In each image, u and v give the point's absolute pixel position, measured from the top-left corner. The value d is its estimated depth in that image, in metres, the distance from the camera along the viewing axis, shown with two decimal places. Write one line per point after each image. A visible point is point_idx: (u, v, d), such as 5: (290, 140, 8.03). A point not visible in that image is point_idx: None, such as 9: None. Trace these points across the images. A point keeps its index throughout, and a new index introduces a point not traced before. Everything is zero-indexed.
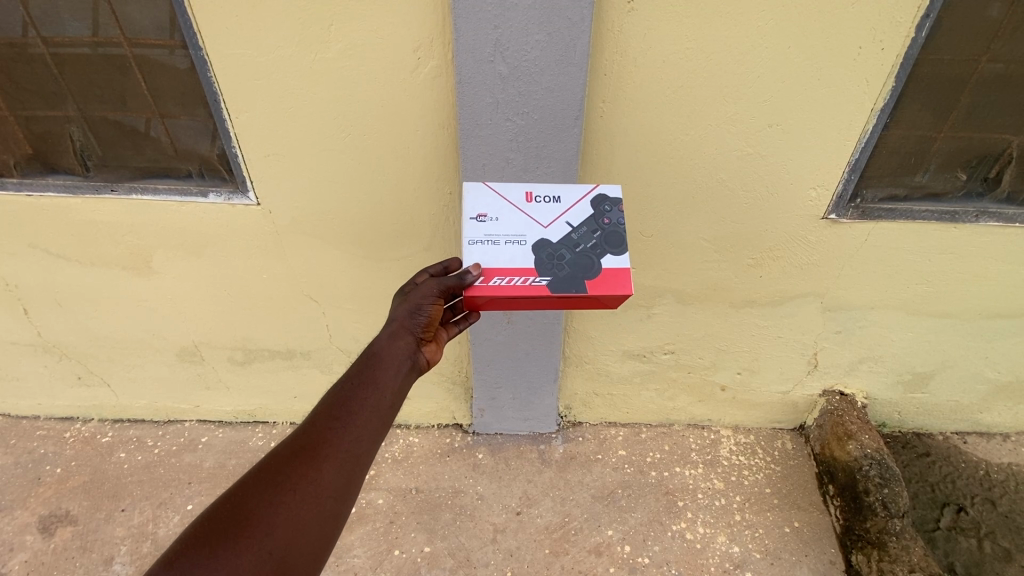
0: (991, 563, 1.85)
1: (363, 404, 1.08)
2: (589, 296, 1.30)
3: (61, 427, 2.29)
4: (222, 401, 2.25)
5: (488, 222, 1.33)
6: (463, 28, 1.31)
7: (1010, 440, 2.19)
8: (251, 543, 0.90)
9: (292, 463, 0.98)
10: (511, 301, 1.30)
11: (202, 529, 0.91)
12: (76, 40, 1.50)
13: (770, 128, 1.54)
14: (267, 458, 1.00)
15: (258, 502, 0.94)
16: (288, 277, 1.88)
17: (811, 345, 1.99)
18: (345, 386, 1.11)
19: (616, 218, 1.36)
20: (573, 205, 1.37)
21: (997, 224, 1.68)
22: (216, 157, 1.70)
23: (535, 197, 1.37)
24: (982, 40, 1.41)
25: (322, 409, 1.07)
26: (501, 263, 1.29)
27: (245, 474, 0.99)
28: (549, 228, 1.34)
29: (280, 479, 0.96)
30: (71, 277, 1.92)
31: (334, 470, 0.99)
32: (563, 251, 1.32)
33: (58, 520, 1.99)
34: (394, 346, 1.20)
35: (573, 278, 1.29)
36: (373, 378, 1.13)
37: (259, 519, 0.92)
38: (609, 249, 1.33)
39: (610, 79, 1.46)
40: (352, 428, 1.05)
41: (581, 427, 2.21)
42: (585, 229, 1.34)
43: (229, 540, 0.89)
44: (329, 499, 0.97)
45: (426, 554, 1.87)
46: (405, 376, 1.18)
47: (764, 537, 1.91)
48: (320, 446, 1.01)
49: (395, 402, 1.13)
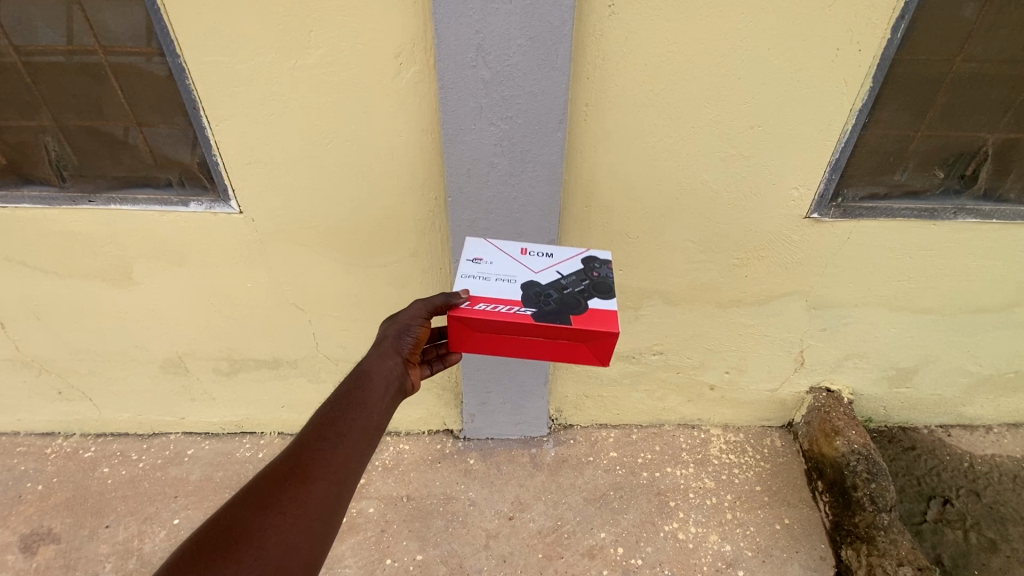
0: (977, 555, 1.88)
1: (352, 424, 1.08)
2: (576, 331, 1.23)
3: (42, 443, 2.24)
4: (207, 412, 2.21)
5: (482, 263, 1.37)
6: (445, 32, 1.30)
7: (993, 431, 2.23)
8: (240, 568, 0.87)
9: (282, 485, 0.97)
10: (499, 336, 1.27)
11: (189, 556, 0.88)
12: (49, 48, 1.47)
13: (752, 129, 1.55)
14: (255, 481, 0.98)
15: (247, 525, 0.92)
16: (273, 286, 1.86)
17: (798, 342, 2.01)
18: (333, 406, 1.11)
19: (606, 273, 1.36)
20: (565, 260, 1.39)
21: (975, 220, 1.71)
22: (196, 165, 1.67)
23: (529, 252, 1.42)
24: (955, 40, 1.44)
25: (310, 431, 1.06)
26: (488, 292, 1.28)
27: (233, 498, 0.97)
28: (539, 273, 1.35)
29: (269, 501, 0.95)
30: (49, 289, 1.88)
31: (323, 491, 0.98)
32: (550, 290, 1.30)
33: (40, 538, 1.95)
34: (383, 364, 1.20)
35: (560, 312, 1.25)
36: (362, 397, 1.13)
37: (247, 544, 0.90)
38: (597, 294, 1.31)
39: (593, 83, 1.46)
40: (341, 448, 1.04)
41: (572, 430, 2.21)
42: (575, 278, 1.34)
43: (218, 565, 0.87)
44: (318, 521, 0.96)
45: (418, 562, 1.85)
46: (393, 395, 1.18)
47: (755, 535, 1.92)
48: (310, 467, 1.00)
49: (383, 421, 1.13)
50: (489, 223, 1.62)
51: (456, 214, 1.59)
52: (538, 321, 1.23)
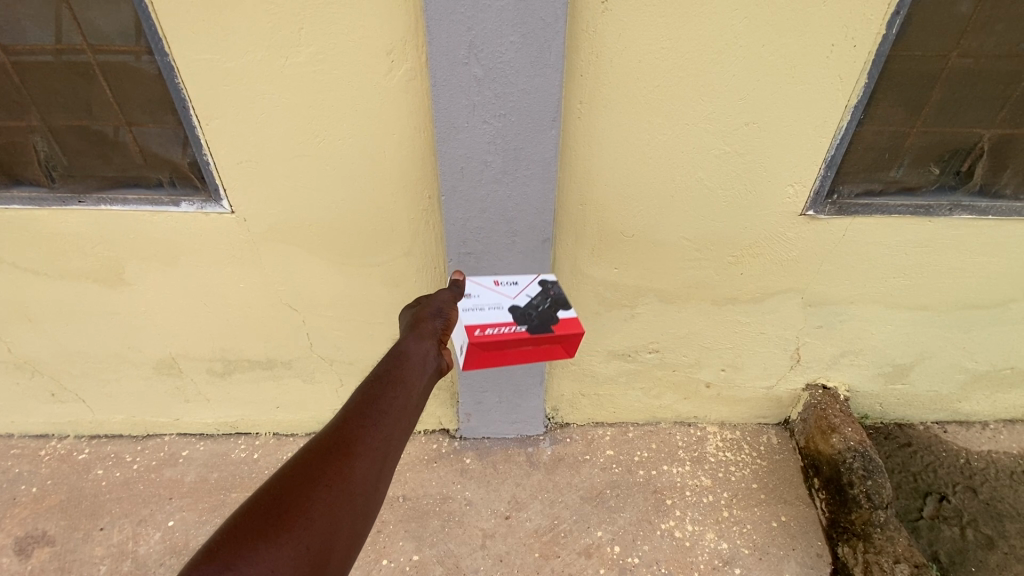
0: (973, 551, 1.88)
1: (393, 402, 1.06)
2: (559, 336, 1.45)
3: (35, 445, 2.23)
4: (202, 413, 2.20)
5: (471, 298, 1.54)
6: (436, 29, 1.29)
7: (989, 428, 2.23)
8: (290, 538, 0.83)
9: (327, 457, 0.94)
10: (496, 354, 1.43)
11: (236, 524, 0.83)
12: (37, 47, 1.45)
13: (747, 126, 1.54)
14: (299, 452, 0.94)
15: (297, 495, 0.88)
16: (266, 286, 1.85)
17: (793, 340, 2.00)
18: (373, 384, 1.09)
19: (561, 289, 1.63)
20: (528, 284, 1.64)
21: (970, 217, 1.70)
22: (187, 164, 1.65)
23: (500, 283, 1.63)
24: (951, 35, 1.43)
25: (352, 406, 1.03)
26: (485, 319, 1.45)
27: (276, 469, 0.92)
28: (516, 298, 1.57)
29: (315, 473, 0.91)
30: (40, 291, 1.87)
31: (367, 467, 0.95)
32: (532, 310, 1.52)
33: (35, 541, 1.94)
34: (420, 345, 1.21)
35: (544, 324, 1.47)
36: (401, 376, 1.12)
37: (297, 514, 0.85)
38: (563, 306, 1.56)
39: (586, 80, 1.45)
40: (383, 425, 1.02)
41: (569, 429, 2.20)
42: (542, 297, 1.58)
43: (268, 534, 0.82)
44: (361, 498, 0.93)
45: (414, 563, 1.85)
46: (429, 376, 1.18)
47: (751, 533, 1.92)
48: (353, 442, 0.97)
49: (420, 401, 1.11)
50: (483, 222, 1.60)
51: (449, 213, 1.58)
52: (533, 337, 1.43)
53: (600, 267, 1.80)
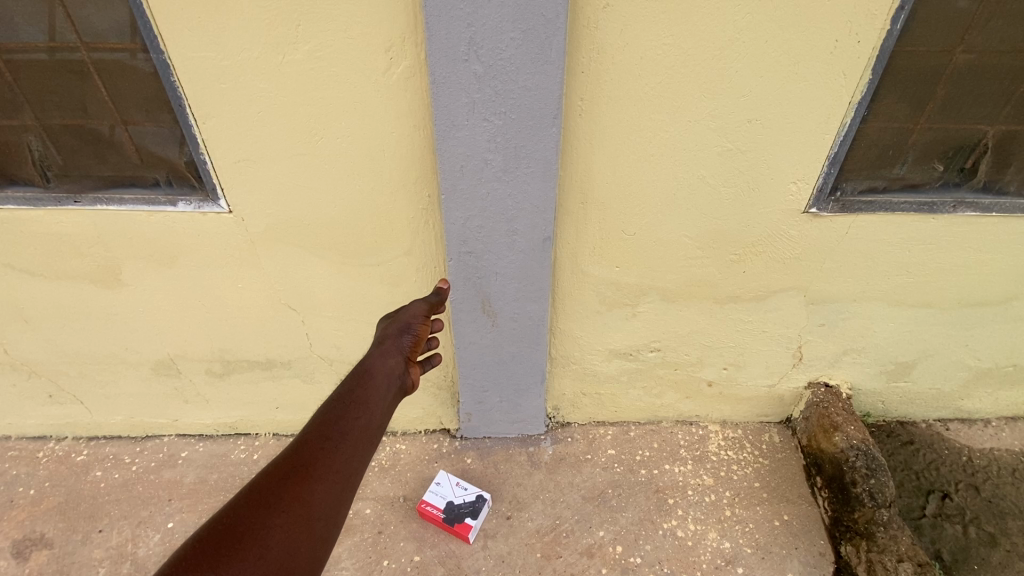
0: (975, 549, 1.89)
1: (353, 425, 1.08)
2: None
3: (33, 447, 2.21)
4: (200, 414, 2.18)
5: None
6: (435, 25, 1.28)
7: (991, 425, 2.23)
8: (244, 566, 0.84)
9: (286, 483, 0.96)
10: None
11: (190, 552, 0.85)
12: (30, 45, 1.43)
13: (750, 122, 1.52)
14: (256, 479, 0.96)
15: (251, 522, 0.90)
16: (265, 286, 1.83)
17: (796, 338, 1.99)
18: (335, 405, 1.12)
19: None
20: None
21: (974, 213, 1.69)
22: (183, 163, 1.63)
23: None
24: (955, 31, 1.41)
25: (313, 429, 1.06)
26: None
27: (233, 497, 0.94)
28: None
29: (273, 499, 0.93)
30: (37, 291, 1.85)
31: (326, 491, 0.97)
32: None
33: (33, 543, 1.93)
34: (385, 362, 1.26)
35: None
36: (364, 397, 1.15)
37: (252, 541, 0.87)
38: None
39: (587, 78, 1.43)
40: (345, 446, 1.05)
41: (570, 428, 2.19)
42: None
43: (223, 563, 0.84)
44: (319, 522, 0.94)
45: (416, 563, 1.84)
46: (393, 395, 1.22)
47: (754, 532, 1.92)
48: (313, 467, 0.99)
49: (383, 420, 1.15)
50: (483, 221, 1.59)
51: (449, 212, 1.56)
52: None
53: (601, 265, 1.79)
